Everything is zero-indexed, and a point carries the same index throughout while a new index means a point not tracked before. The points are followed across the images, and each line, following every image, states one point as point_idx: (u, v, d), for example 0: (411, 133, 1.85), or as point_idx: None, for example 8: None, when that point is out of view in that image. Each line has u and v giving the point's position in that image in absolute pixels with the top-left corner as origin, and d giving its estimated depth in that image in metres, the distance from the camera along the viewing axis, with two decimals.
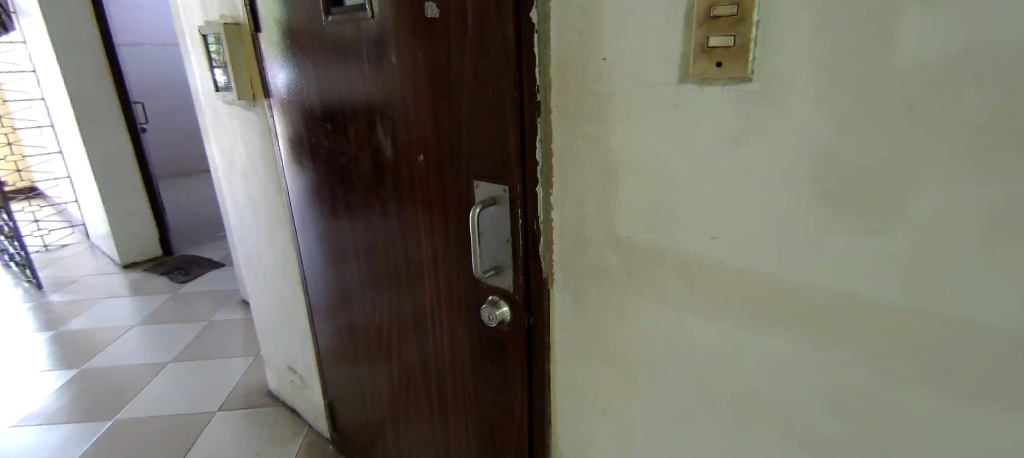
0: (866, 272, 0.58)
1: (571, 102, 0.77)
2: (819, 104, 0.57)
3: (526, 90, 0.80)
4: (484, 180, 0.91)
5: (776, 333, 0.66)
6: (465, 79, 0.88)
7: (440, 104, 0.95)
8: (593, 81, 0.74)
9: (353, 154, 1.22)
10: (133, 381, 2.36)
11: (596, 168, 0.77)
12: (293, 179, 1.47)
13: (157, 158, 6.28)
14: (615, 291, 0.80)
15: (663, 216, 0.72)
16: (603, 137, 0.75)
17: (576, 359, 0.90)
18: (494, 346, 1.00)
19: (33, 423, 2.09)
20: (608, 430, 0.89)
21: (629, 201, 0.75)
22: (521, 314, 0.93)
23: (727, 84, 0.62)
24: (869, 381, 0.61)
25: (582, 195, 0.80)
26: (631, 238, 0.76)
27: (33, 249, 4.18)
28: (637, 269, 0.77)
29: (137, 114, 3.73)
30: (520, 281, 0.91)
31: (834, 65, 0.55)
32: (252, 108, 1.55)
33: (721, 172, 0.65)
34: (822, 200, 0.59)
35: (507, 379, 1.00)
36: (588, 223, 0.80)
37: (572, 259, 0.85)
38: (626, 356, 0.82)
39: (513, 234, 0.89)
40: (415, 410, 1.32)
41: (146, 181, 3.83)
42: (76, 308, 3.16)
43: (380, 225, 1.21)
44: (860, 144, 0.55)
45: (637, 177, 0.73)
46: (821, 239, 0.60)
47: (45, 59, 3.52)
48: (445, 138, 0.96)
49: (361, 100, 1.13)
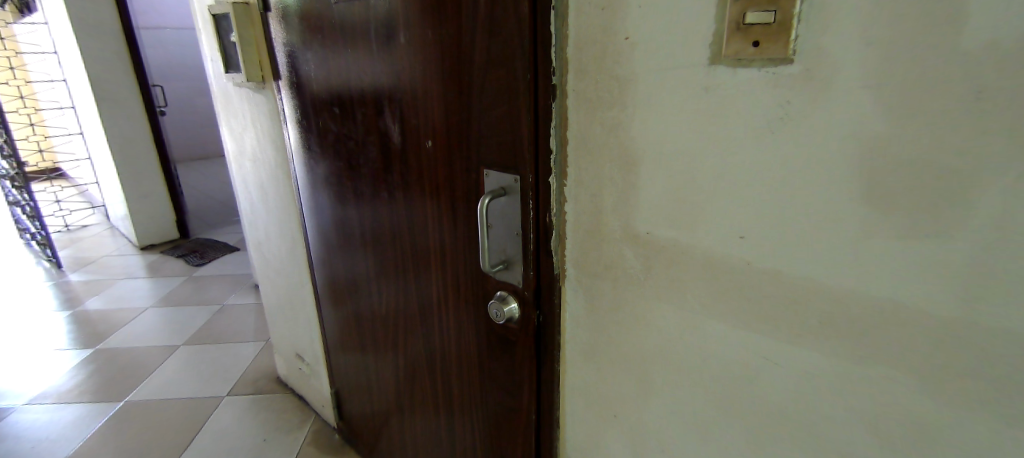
0: (914, 282, 0.51)
1: (589, 84, 0.71)
2: (868, 88, 0.50)
3: (541, 71, 0.74)
4: (494, 169, 0.85)
5: (807, 344, 0.60)
6: (476, 61, 0.83)
7: (450, 86, 0.89)
8: (613, 62, 0.67)
9: (360, 139, 1.18)
10: (145, 363, 2.37)
11: (614, 157, 0.71)
12: (301, 165, 1.44)
13: (176, 142, 6.36)
14: (630, 292, 0.75)
15: (687, 212, 0.65)
16: (622, 124, 0.69)
17: (586, 360, 0.84)
18: (502, 344, 0.95)
19: (46, 402, 2.10)
20: (618, 435, 0.84)
21: (647, 195, 0.69)
22: (530, 310, 0.87)
23: (763, 67, 0.55)
24: (915, 402, 0.54)
25: (598, 185, 0.74)
26: (650, 234, 0.70)
27: (55, 229, 4.25)
28: (656, 268, 0.71)
29: (156, 96, 3.75)
30: (529, 276, 0.85)
31: (890, 46, 0.48)
32: (261, 91, 1.52)
33: (751, 163, 0.59)
34: (865, 196, 0.52)
35: (514, 377, 0.95)
36: (603, 216, 0.74)
37: (585, 254, 0.79)
38: (640, 359, 0.76)
39: (523, 226, 0.83)
40: (420, 402, 1.29)
41: (163, 164, 3.86)
42: (94, 288, 3.21)
43: (387, 212, 1.17)
44: (915, 138, 0.48)
45: (659, 167, 0.66)
46: (866, 244, 0.53)
47: (67, 40, 3.54)
48: (455, 124, 0.91)
49: (368, 82, 1.08)
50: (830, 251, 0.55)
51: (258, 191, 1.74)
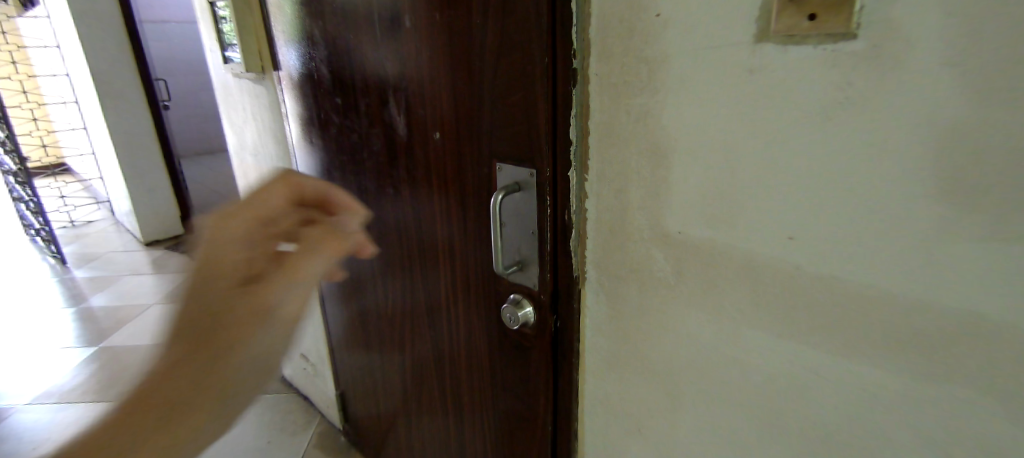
0: (999, 292, 0.44)
1: (613, 68, 0.64)
2: (947, 66, 0.43)
3: (560, 54, 0.68)
4: (508, 162, 0.79)
5: (864, 359, 0.53)
6: (488, 44, 0.76)
7: (459, 72, 0.83)
8: (642, 42, 0.60)
9: (363, 132, 1.11)
10: (148, 362, 2.33)
11: (642, 150, 0.64)
12: (303, 160, 1.38)
13: (181, 137, 6.32)
14: (658, 297, 0.68)
15: (726, 211, 0.58)
16: (652, 112, 0.62)
17: (607, 369, 0.78)
18: (516, 349, 0.89)
19: (48, 402, 2.07)
20: (642, 450, 0.77)
21: (680, 191, 0.62)
22: (547, 315, 0.81)
23: (820, 43, 0.48)
24: (993, 427, 0.47)
25: (623, 180, 0.67)
26: (682, 235, 0.63)
27: (60, 224, 4.23)
28: (688, 272, 0.64)
29: (159, 90, 3.70)
30: (545, 279, 0.79)
31: (975, 16, 0.41)
32: (261, 81, 1.45)
33: (803, 153, 0.52)
34: (941, 191, 0.45)
35: (528, 384, 0.89)
36: (629, 214, 0.68)
37: (607, 256, 0.72)
38: (668, 370, 0.70)
39: (540, 225, 0.77)
40: (428, 406, 1.23)
41: (167, 159, 3.82)
42: (98, 285, 3.17)
43: (393, 208, 1.11)
44: (1005, 124, 0.41)
45: (695, 160, 0.59)
46: (940, 247, 0.46)
47: (68, 34, 3.50)
48: (464, 114, 0.85)
49: (371, 70, 1.02)
50: (895, 255, 0.49)
51: (260, 187, 1.69)
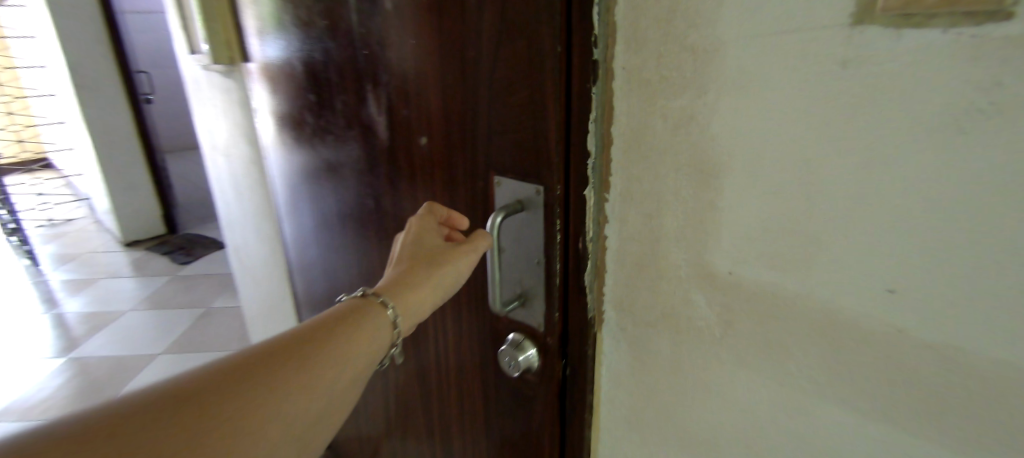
0: None
1: (647, 61, 0.50)
2: None
3: (575, 42, 0.53)
4: (508, 176, 0.65)
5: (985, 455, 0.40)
6: (484, 29, 0.62)
7: (449, 64, 0.68)
8: (686, 26, 0.46)
9: (341, 132, 0.97)
10: (120, 374, 2.18)
11: (682, 166, 0.50)
12: (276, 162, 1.23)
13: (168, 131, 6.14)
14: (698, 349, 0.55)
15: (796, 250, 0.45)
16: (697, 119, 0.48)
17: (629, 425, 0.65)
18: (515, 394, 0.75)
19: (8, 420, 1.92)
20: None
21: (732, 221, 0.48)
22: (554, 360, 0.67)
23: (953, 26, 0.34)
24: None
25: (656, 203, 0.53)
26: (732, 276, 0.49)
27: (38, 223, 4.06)
28: (738, 322, 0.50)
29: (139, 83, 3.53)
30: (553, 318, 0.65)
31: None
32: (231, 74, 1.30)
33: (914, 180, 0.38)
34: None
35: (529, 435, 0.75)
36: (662, 245, 0.54)
37: (632, 295, 0.58)
38: (708, 436, 0.57)
39: (548, 253, 0.63)
40: (412, 440, 1.09)
41: (148, 156, 3.65)
42: (73, 288, 3.02)
43: (374, 221, 0.97)
44: None
45: (754, 183, 0.46)
46: None
47: (43, 23, 3.32)
48: (456, 115, 0.70)
49: (349, 61, 0.87)
50: None
51: (234, 190, 1.54)
